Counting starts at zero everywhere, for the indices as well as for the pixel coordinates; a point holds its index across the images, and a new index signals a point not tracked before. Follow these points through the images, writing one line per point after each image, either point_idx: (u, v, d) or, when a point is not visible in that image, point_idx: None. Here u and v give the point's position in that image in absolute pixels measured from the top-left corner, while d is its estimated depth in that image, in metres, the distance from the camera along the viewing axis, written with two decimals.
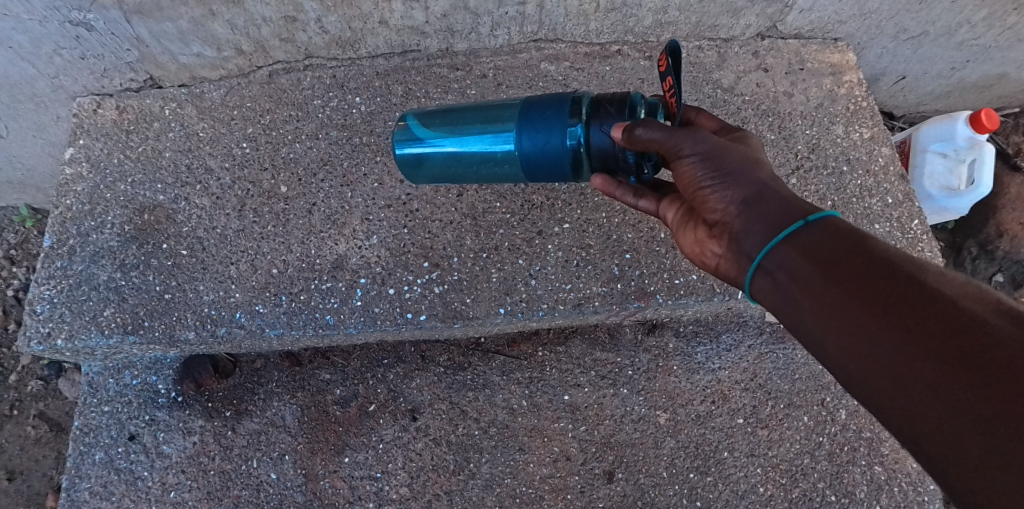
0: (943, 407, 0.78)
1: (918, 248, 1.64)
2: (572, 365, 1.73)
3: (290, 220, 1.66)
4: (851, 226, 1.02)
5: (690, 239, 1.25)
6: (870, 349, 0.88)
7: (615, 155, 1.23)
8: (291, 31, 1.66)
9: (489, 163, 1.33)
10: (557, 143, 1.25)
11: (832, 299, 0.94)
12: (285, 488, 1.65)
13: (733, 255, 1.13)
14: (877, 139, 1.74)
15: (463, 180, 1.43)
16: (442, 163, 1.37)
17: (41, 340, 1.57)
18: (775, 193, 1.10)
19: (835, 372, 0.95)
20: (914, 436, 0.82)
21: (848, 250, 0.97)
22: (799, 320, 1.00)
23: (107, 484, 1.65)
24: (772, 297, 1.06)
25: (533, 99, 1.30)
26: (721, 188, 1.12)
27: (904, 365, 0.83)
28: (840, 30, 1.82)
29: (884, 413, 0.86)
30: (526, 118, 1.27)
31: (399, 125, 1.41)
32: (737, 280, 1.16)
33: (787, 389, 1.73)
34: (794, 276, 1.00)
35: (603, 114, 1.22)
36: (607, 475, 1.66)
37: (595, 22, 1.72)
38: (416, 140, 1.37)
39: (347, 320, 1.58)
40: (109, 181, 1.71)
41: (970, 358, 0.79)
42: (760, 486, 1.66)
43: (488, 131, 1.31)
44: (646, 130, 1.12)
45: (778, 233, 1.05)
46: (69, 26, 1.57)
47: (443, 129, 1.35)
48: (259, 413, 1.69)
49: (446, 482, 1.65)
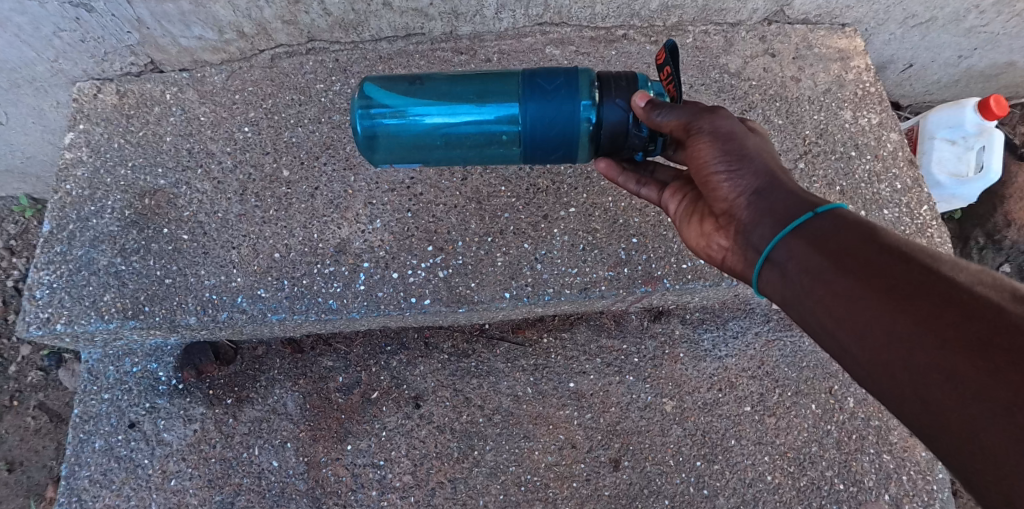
0: (960, 394, 0.76)
1: (927, 234, 1.62)
2: (578, 352, 1.72)
3: (292, 204, 1.64)
4: (861, 218, 1.00)
5: (696, 232, 1.28)
6: (883, 339, 0.85)
7: (627, 130, 1.20)
8: (293, 13, 1.64)
9: (486, 137, 1.27)
10: (565, 115, 1.19)
11: (844, 289, 0.92)
12: (286, 475, 1.63)
13: (740, 248, 1.15)
14: (885, 125, 1.73)
15: (449, 156, 1.34)
16: (429, 136, 1.30)
17: (40, 326, 1.55)
18: (784, 185, 1.10)
19: (849, 366, 0.93)
20: (931, 428, 0.79)
21: (859, 240, 0.96)
22: (810, 313, 0.98)
23: (107, 472, 1.62)
24: (783, 290, 1.04)
25: (534, 71, 1.25)
26: (730, 178, 1.13)
27: (917, 354, 0.81)
28: (848, 15, 1.80)
29: (898, 404, 0.84)
30: (531, 89, 1.21)
31: (364, 94, 1.30)
32: (742, 273, 1.19)
33: (794, 377, 1.71)
34: (803, 266, 0.99)
35: (615, 90, 1.19)
36: (613, 463, 1.64)
37: (601, 5, 1.70)
38: (397, 111, 1.28)
39: (351, 304, 1.57)
40: (110, 165, 1.68)
41: (987, 344, 0.76)
42: (768, 474, 1.64)
43: (486, 103, 1.25)
44: (663, 112, 1.13)
45: (787, 224, 1.05)
46: (69, 7, 1.54)
47: (433, 99, 1.28)
48: (261, 400, 1.67)
49: (450, 469, 1.63)
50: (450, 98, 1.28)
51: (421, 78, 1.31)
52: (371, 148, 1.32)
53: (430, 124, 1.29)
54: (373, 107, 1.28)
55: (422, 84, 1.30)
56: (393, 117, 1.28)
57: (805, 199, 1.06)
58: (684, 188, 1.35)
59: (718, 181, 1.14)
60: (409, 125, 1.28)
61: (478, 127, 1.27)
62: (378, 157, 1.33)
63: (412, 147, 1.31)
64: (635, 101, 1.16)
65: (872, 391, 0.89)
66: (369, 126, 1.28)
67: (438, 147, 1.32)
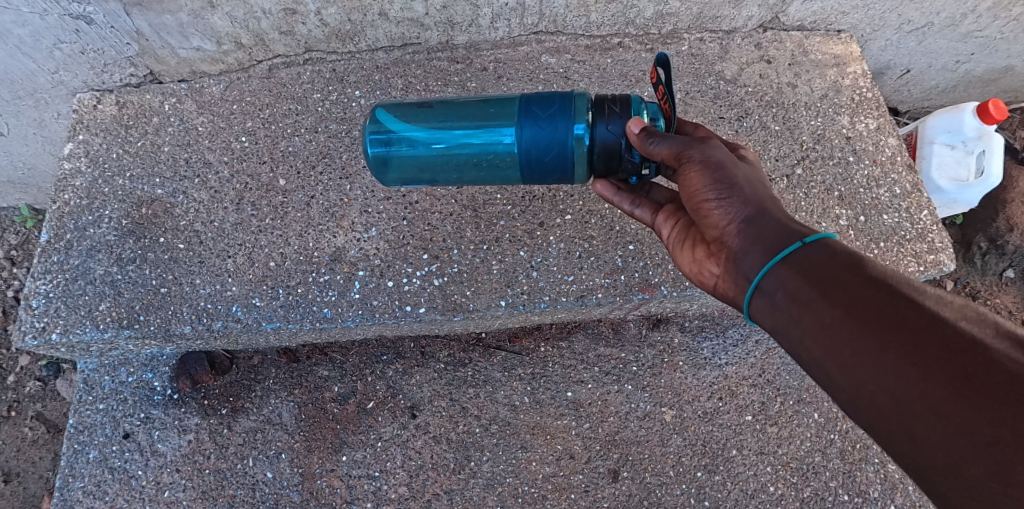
0: (945, 428, 0.78)
1: (929, 238, 1.60)
2: (576, 360, 1.70)
3: (288, 213, 1.64)
4: (848, 247, 1.01)
5: (688, 258, 1.27)
6: (872, 371, 0.87)
7: (620, 152, 1.20)
8: (290, 23, 1.66)
9: (485, 158, 1.27)
10: (560, 139, 1.19)
11: (833, 320, 0.93)
12: (281, 487, 1.61)
13: (731, 275, 1.14)
14: (883, 130, 1.72)
15: (451, 177, 1.35)
16: (435, 158, 1.30)
17: (36, 335, 1.55)
18: (776, 213, 1.09)
19: (836, 395, 0.94)
20: (918, 458, 0.82)
21: (847, 269, 0.96)
22: (798, 343, 0.99)
23: (100, 483, 1.61)
24: (772, 318, 1.04)
25: (531, 94, 1.25)
26: (721, 206, 1.12)
27: (905, 388, 0.83)
28: (843, 21, 1.81)
29: (886, 437, 0.86)
30: (527, 113, 1.21)
31: (372, 117, 1.32)
32: (734, 300, 1.17)
33: (796, 385, 1.69)
34: (792, 296, 1.00)
35: (609, 114, 1.20)
36: (612, 474, 1.61)
37: (595, 13, 1.71)
38: (404, 135, 1.29)
39: (345, 313, 1.56)
40: (108, 175, 1.69)
41: (970, 379, 0.79)
42: (771, 485, 1.61)
43: (485, 126, 1.25)
44: (656, 141, 1.13)
45: (777, 254, 1.04)
46: (69, 19, 1.56)
47: (433, 123, 1.29)
48: (256, 410, 1.66)
49: (446, 481, 1.61)
50: (453, 121, 1.29)
51: (427, 102, 1.32)
52: (381, 170, 1.33)
53: (435, 147, 1.29)
54: (381, 130, 1.30)
55: (426, 108, 1.31)
56: (399, 140, 1.30)
57: (794, 228, 1.06)
58: (678, 213, 1.35)
59: (710, 208, 1.14)
60: (416, 149, 1.29)
61: (478, 150, 1.26)
62: (389, 176, 1.35)
63: (422, 169, 1.33)
64: (630, 127, 1.16)
65: (860, 421, 0.91)
66: (378, 151, 1.30)
67: (442, 167, 1.32)
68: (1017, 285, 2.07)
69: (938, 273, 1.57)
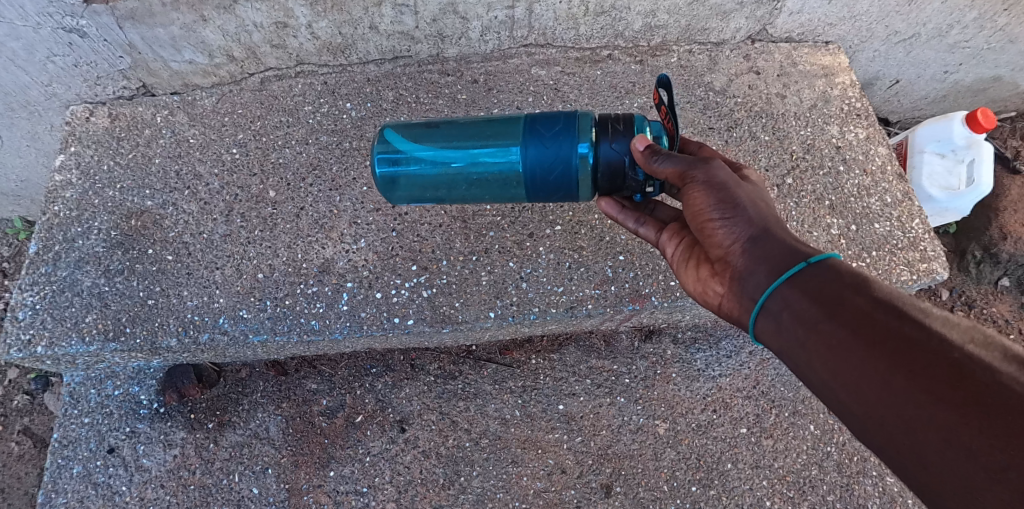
0: (956, 451, 0.78)
1: (920, 247, 1.59)
2: (567, 373, 1.67)
3: (278, 224, 1.64)
4: (852, 267, 1.00)
5: (693, 277, 1.26)
6: (880, 394, 0.86)
7: (624, 170, 1.19)
8: (282, 37, 1.67)
9: (491, 177, 1.26)
10: (564, 157, 1.18)
11: (840, 342, 0.92)
12: (266, 503, 1.58)
13: (735, 295, 1.13)
14: (873, 139, 1.72)
15: (457, 195, 1.34)
16: (442, 178, 1.29)
17: (21, 348, 1.53)
18: (781, 234, 1.08)
19: (845, 416, 0.93)
20: (930, 482, 0.81)
21: (853, 291, 0.95)
22: (803, 363, 0.98)
23: (84, 499, 1.58)
24: (777, 339, 1.03)
25: (536, 114, 1.25)
26: (725, 225, 1.11)
27: (914, 410, 0.82)
28: (830, 33, 1.82)
29: (895, 459, 0.85)
30: (531, 132, 1.21)
31: (379, 139, 1.31)
32: (738, 320, 1.15)
33: (791, 396, 1.66)
34: (798, 316, 0.99)
35: (612, 132, 1.19)
36: (605, 489, 1.58)
37: (584, 26, 1.72)
38: (412, 155, 1.28)
39: (333, 325, 1.54)
40: (99, 187, 1.69)
41: (981, 404, 0.78)
42: (767, 499, 1.57)
43: (490, 145, 1.24)
44: (660, 159, 1.12)
45: (783, 273, 1.03)
46: (62, 32, 1.58)
47: (440, 142, 1.28)
48: (243, 424, 1.63)
49: (436, 496, 1.57)
50: (460, 141, 1.28)
51: (436, 123, 1.32)
52: (389, 189, 1.32)
53: (443, 167, 1.28)
54: (389, 150, 1.29)
55: (433, 129, 1.31)
56: (406, 161, 1.29)
57: (799, 249, 1.04)
58: (682, 232, 1.33)
59: (714, 227, 1.13)
60: (424, 168, 1.28)
61: (484, 169, 1.25)
62: (397, 196, 1.34)
63: (431, 187, 1.31)
64: (634, 145, 1.15)
65: (868, 443, 0.89)
66: (387, 170, 1.29)
67: (449, 187, 1.31)
68: (1013, 294, 2.05)
69: (931, 282, 1.55)
